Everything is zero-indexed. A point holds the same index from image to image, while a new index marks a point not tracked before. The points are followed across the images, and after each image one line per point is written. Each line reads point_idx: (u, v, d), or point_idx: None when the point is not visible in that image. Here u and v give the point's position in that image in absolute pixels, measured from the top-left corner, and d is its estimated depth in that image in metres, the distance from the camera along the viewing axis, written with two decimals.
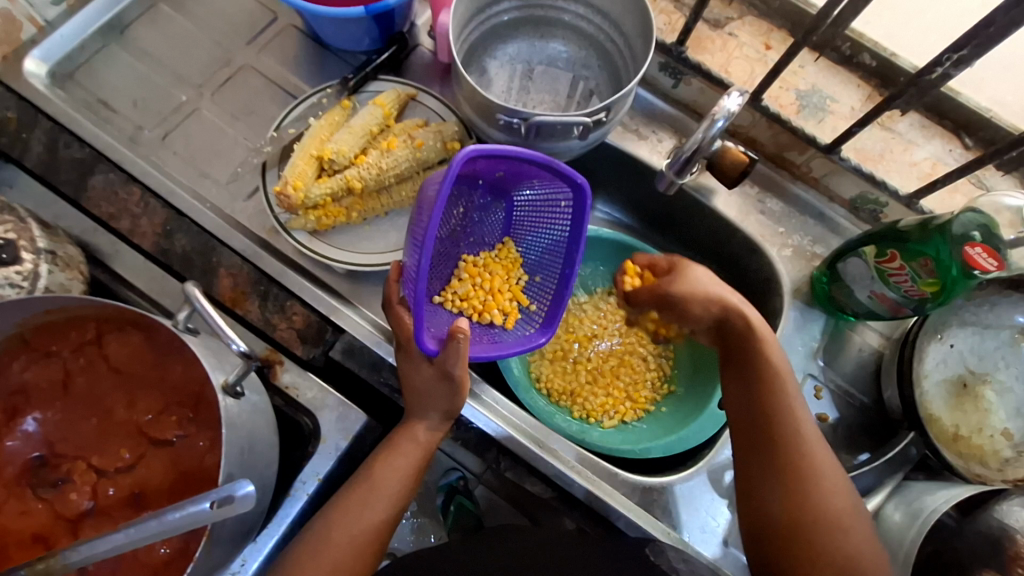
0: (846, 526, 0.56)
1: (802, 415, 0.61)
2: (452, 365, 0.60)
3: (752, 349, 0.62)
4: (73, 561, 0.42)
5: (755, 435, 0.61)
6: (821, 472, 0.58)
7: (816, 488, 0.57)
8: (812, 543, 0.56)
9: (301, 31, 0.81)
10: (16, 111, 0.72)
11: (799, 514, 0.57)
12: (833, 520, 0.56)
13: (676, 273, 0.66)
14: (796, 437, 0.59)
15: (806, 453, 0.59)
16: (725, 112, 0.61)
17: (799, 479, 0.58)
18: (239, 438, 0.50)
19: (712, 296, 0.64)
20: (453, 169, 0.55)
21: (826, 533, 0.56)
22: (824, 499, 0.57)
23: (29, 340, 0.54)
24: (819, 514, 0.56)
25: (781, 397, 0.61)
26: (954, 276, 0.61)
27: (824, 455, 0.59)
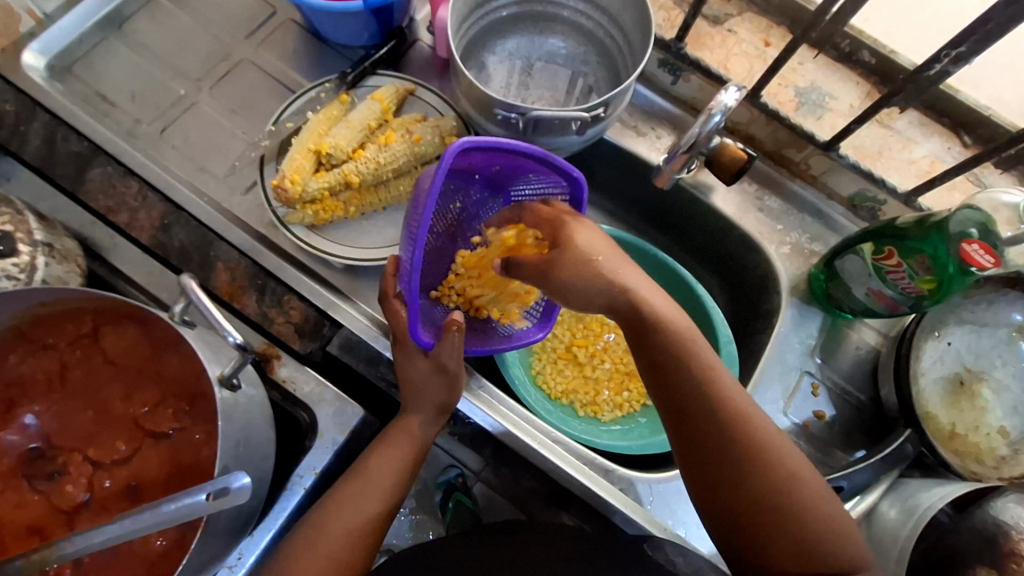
0: (812, 507, 0.53)
1: (740, 400, 0.56)
2: (448, 358, 0.61)
3: (666, 333, 0.57)
4: (67, 553, 0.42)
5: (687, 422, 0.56)
6: (772, 455, 0.54)
7: (771, 474, 0.53)
8: (774, 533, 0.52)
9: (299, 25, 0.81)
10: (14, 104, 0.72)
11: (756, 505, 0.53)
12: (796, 501, 0.53)
13: (562, 238, 0.59)
14: (739, 425, 0.54)
15: (752, 438, 0.54)
16: (721, 107, 0.62)
17: (750, 469, 0.54)
18: (235, 431, 0.50)
19: (603, 267, 0.57)
20: (445, 161, 0.55)
21: (790, 518, 0.52)
22: (783, 483, 0.53)
23: (26, 333, 0.54)
24: (778, 500, 0.53)
25: (713, 383, 0.56)
26: (951, 273, 0.61)
27: (772, 434, 0.55)
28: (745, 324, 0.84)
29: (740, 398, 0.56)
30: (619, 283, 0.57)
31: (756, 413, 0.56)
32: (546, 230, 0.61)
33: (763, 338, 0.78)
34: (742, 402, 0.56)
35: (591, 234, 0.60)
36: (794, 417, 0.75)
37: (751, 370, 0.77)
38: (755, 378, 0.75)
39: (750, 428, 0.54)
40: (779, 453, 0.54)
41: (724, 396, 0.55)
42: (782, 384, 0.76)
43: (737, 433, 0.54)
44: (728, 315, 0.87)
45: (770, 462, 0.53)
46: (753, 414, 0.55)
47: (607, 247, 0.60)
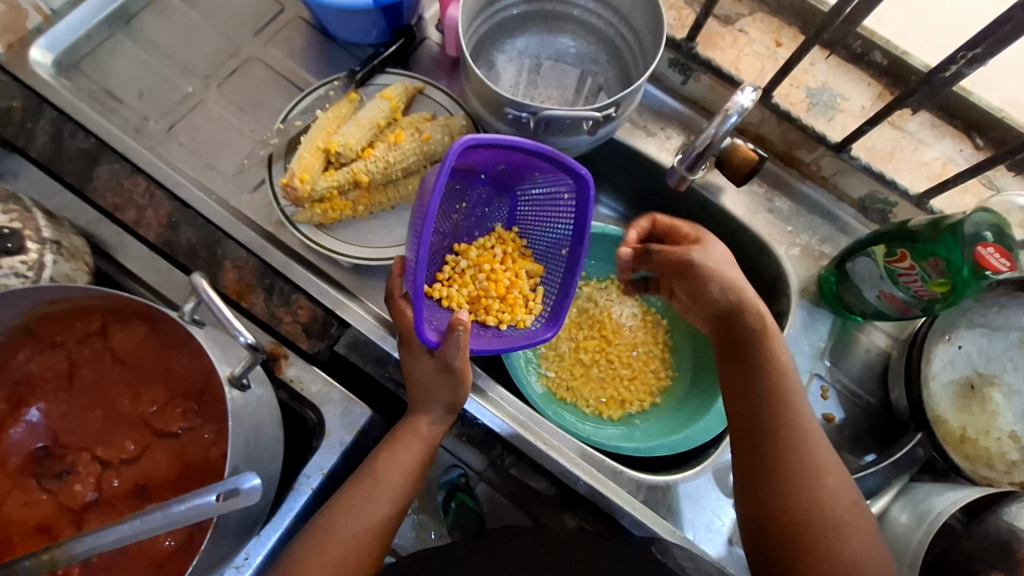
0: (851, 532, 0.55)
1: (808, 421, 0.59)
2: (453, 357, 0.59)
3: (756, 345, 0.61)
4: (78, 553, 0.42)
5: (756, 423, 0.60)
6: (822, 473, 0.57)
7: (817, 489, 0.56)
8: (815, 544, 0.55)
9: (308, 23, 0.80)
10: (21, 100, 0.71)
11: (796, 511, 0.56)
12: (836, 518, 0.56)
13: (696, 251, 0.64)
14: (799, 441, 0.58)
15: (808, 455, 0.57)
16: (737, 108, 0.61)
17: (801, 480, 0.57)
18: (245, 431, 0.50)
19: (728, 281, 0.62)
20: (447, 161, 0.55)
21: (828, 534, 0.55)
22: (828, 502, 0.56)
23: (34, 331, 0.54)
24: (820, 516, 0.55)
25: (788, 397, 0.59)
26: (965, 276, 0.60)
27: (826, 456, 0.58)
28: None
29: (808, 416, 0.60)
30: (733, 286, 0.61)
31: (817, 434, 0.59)
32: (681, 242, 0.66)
33: None
34: (808, 420, 0.59)
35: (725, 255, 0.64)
36: None
37: None
38: None
39: (809, 444, 0.58)
40: (827, 474, 0.57)
41: (795, 411, 0.59)
42: None
43: (794, 447, 0.58)
44: None
45: (819, 479, 0.57)
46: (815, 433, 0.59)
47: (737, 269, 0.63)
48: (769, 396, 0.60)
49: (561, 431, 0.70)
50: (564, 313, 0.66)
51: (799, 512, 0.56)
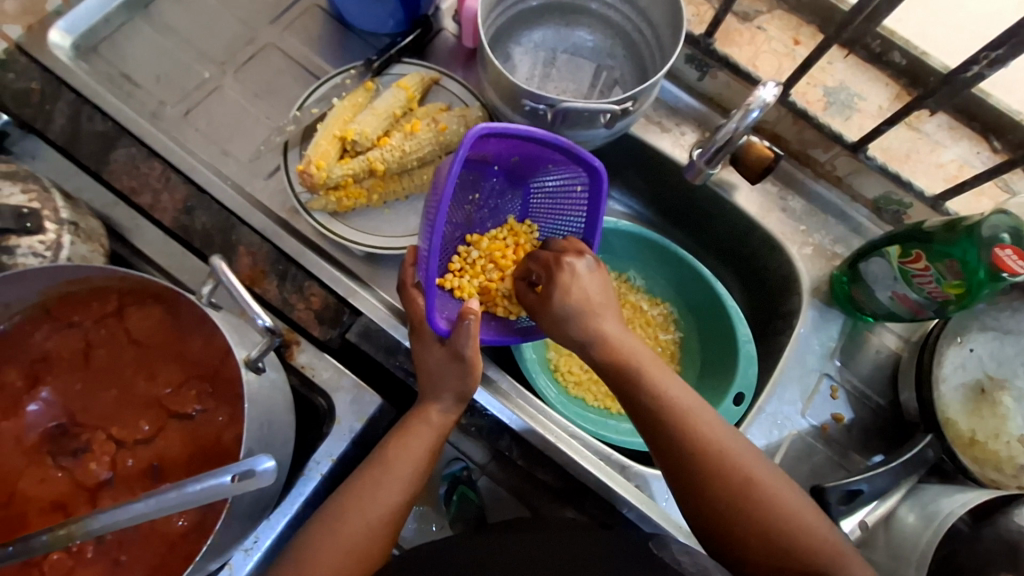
0: (775, 510, 0.54)
1: (693, 419, 0.58)
2: (464, 346, 0.60)
3: (622, 373, 0.60)
4: (93, 529, 0.43)
5: (654, 438, 0.59)
6: (724, 467, 0.56)
7: (727, 482, 0.56)
8: (741, 529, 0.55)
9: (324, 11, 0.80)
10: (40, 82, 0.72)
11: (714, 508, 0.56)
12: (751, 499, 0.55)
13: (557, 284, 0.61)
14: (693, 447, 0.57)
15: (707, 456, 0.57)
16: (759, 103, 0.61)
17: (710, 482, 0.56)
18: (261, 414, 0.50)
19: (585, 317, 0.61)
20: (464, 150, 0.55)
21: (752, 523, 0.55)
22: (741, 492, 0.55)
23: (52, 310, 0.55)
24: (738, 509, 0.55)
25: (669, 407, 0.58)
26: (980, 278, 0.60)
27: (725, 448, 0.57)
28: (764, 323, 0.84)
29: (699, 415, 0.58)
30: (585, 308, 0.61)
31: (713, 429, 0.58)
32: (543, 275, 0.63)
33: (783, 340, 0.78)
34: (699, 421, 0.58)
35: (584, 280, 0.62)
36: (811, 418, 0.74)
37: (769, 371, 0.77)
38: (773, 379, 0.75)
39: (706, 445, 0.57)
40: (731, 464, 0.56)
41: (679, 418, 0.58)
42: (801, 386, 0.75)
43: (690, 456, 0.57)
44: (747, 315, 0.87)
45: (726, 476, 0.56)
46: (708, 429, 0.58)
47: (600, 290, 0.63)
48: (649, 413, 0.59)
49: (571, 426, 0.71)
50: None
51: (719, 513, 0.56)
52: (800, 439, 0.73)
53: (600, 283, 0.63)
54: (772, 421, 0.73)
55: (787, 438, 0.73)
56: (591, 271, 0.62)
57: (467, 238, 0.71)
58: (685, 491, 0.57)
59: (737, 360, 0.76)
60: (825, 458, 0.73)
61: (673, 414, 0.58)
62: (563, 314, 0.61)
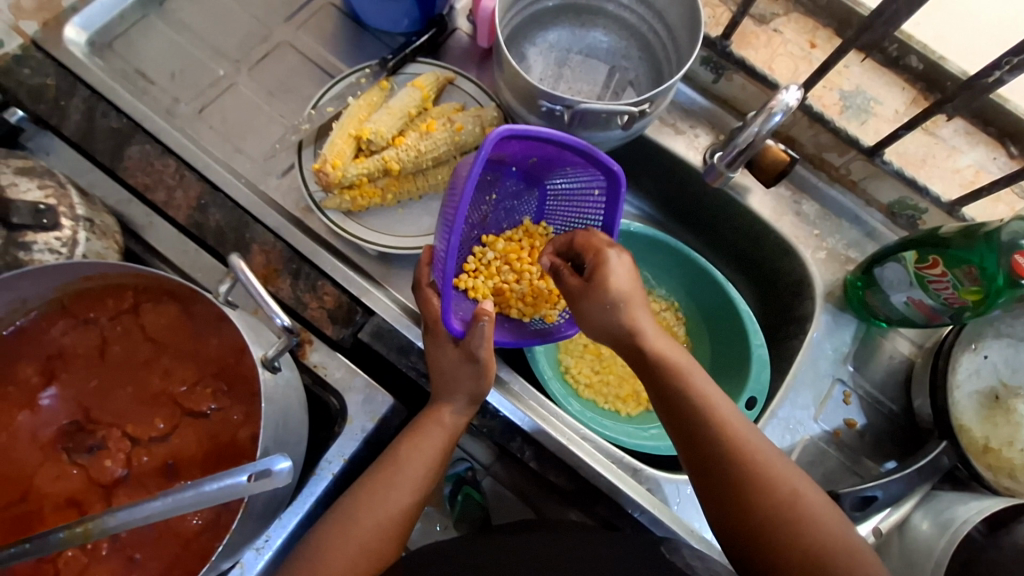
0: (815, 521, 0.53)
1: (731, 425, 0.57)
2: (478, 347, 0.60)
3: (661, 368, 0.59)
4: (110, 527, 0.43)
5: (690, 442, 0.58)
6: (763, 474, 0.55)
7: (766, 489, 0.55)
8: (780, 539, 0.53)
9: (339, 10, 0.80)
10: (54, 78, 0.72)
11: (752, 516, 0.54)
12: (790, 509, 0.54)
13: (602, 271, 0.59)
14: (732, 452, 0.56)
15: (748, 463, 0.56)
16: (781, 106, 0.60)
17: (747, 489, 0.55)
18: (276, 413, 0.50)
19: (628, 306, 0.60)
20: (484, 150, 0.55)
21: (791, 536, 0.53)
22: (781, 502, 0.54)
23: (68, 306, 0.56)
24: (780, 521, 0.53)
25: (709, 411, 0.57)
26: (999, 285, 0.60)
27: (764, 454, 0.56)
28: (776, 326, 0.83)
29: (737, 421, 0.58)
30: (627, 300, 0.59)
31: (752, 437, 0.57)
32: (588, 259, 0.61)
33: (795, 344, 0.78)
34: (739, 428, 0.57)
35: (625, 268, 0.60)
36: (824, 424, 0.74)
37: (782, 376, 0.77)
38: (786, 384, 0.75)
39: (745, 450, 0.56)
40: (774, 474, 0.55)
41: (718, 422, 0.57)
42: (814, 391, 0.75)
43: (729, 461, 0.56)
44: (759, 318, 0.87)
45: (765, 483, 0.55)
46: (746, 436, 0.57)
47: (638, 281, 0.61)
48: (687, 415, 0.58)
49: (582, 428, 0.71)
50: None
51: (755, 522, 0.54)
52: (813, 444, 0.73)
53: (637, 274, 0.62)
54: (784, 425, 0.73)
55: (800, 443, 0.73)
56: (630, 263, 0.61)
57: (482, 238, 0.71)
58: (725, 500, 0.56)
59: (749, 364, 0.75)
60: (838, 463, 0.73)
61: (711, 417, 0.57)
62: (610, 301, 0.59)
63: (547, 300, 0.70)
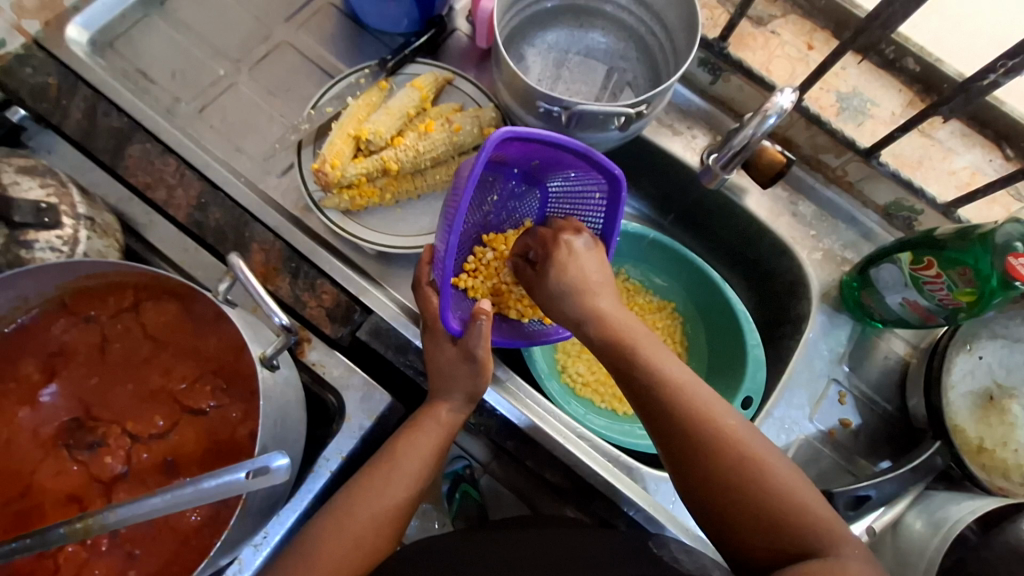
0: (773, 485, 0.51)
1: (689, 392, 0.55)
2: (476, 346, 0.61)
3: (620, 350, 0.58)
4: (110, 522, 0.43)
5: (647, 412, 0.57)
6: (720, 440, 0.53)
7: (722, 456, 0.53)
8: (738, 505, 0.52)
9: (339, 10, 0.81)
10: (56, 76, 0.72)
11: (710, 484, 0.53)
12: (748, 474, 0.52)
13: (556, 261, 0.63)
14: (690, 422, 0.54)
15: (703, 430, 0.54)
16: (777, 108, 0.61)
17: (703, 457, 0.53)
18: (274, 410, 0.51)
19: (581, 295, 0.61)
20: (485, 151, 0.55)
21: (749, 503, 0.51)
22: (738, 469, 0.52)
23: (69, 304, 0.56)
24: (740, 487, 0.52)
25: (664, 383, 0.56)
26: (993, 286, 0.60)
27: (722, 418, 0.54)
28: (772, 327, 0.84)
29: (702, 395, 0.55)
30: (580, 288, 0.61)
31: (709, 404, 0.55)
32: (540, 252, 0.65)
33: (792, 344, 0.78)
34: (695, 395, 0.55)
35: (580, 257, 0.63)
36: (819, 423, 0.74)
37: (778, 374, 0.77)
38: (781, 383, 0.75)
39: (711, 423, 0.54)
40: (731, 440, 0.53)
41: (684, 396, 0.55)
42: (809, 390, 0.75)
43: (686, 429, 0.54)
44: (755, 319, 0.87)
45: (722, 450, 0.53)
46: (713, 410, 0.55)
47: (598, 268, 0.63)
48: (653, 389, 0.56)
49: (578, 426, 0.71)
50: None
51: (723, 498, 0.52)
52: (808, 444, 0.73)
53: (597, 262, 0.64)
54: (780, 424, 0.73)
55: (795, 442, 0.73)
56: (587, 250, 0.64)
57: (487, 236, 0.72)
58: (684, 469, 0.54)
59: (745, 364, 0.76)
60: (833, 462, 0.73)
61: (665, 387, 0.56)
62: (559, 291, 0.62)
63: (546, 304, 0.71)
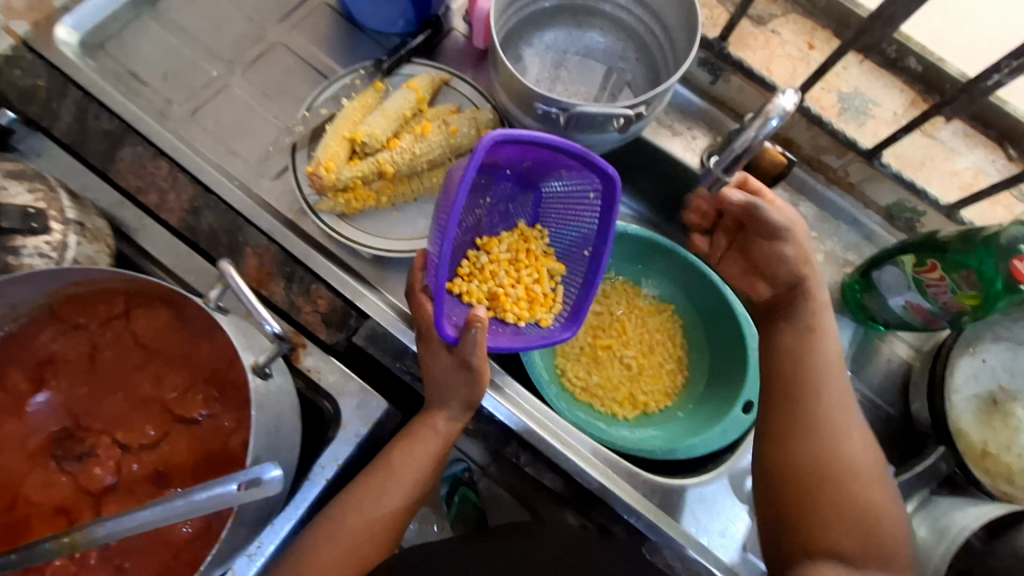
0: (875, 497, 0.56)
1: (843, 397, 0.60)
2: (471, 354, 0.59)
3: (804, 328, 0.62)
4: (99, 537, 0.42)
5: (792, 388, 0.60)
6: (850, 443, 0.58)
7: (848, 454, 0.57)
8: (837, 494, 0.55)
9: (334, 10, 0.80)
10: (46, 79, 0.71)
11: (824, 469, 0.56)
12: (857, 476, 0.56)
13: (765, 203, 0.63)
14: (835, 416, 0.58)
15: (839, 427, 0.58)
16: (778, 111, 0.60)
17: (835, 446, 0.57)
18: (268, 419, 0.50)
19: (800, 254, 0.63)
20: (477, 156, 0.54)
21: (849, 498, 0.55)
22: (852, 470, 0.57)
23: (57, 311, 0.55)
24: (846, 483, 0.56)
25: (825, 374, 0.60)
26: (998, 289, 0.59)
27: (857, 429, 0.59)
28: None
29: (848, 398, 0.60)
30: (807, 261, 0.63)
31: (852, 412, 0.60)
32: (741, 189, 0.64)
33: None
34: (843, 397, 0.60)
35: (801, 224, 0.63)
36: None
37: None
38: None
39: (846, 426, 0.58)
40: (857, 448, 0.58)
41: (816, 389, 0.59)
42: None
43: (828, 418, 0.58)
44: None
45: (849, 450, 0.57)
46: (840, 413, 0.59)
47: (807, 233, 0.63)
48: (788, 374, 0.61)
49: (578, 431, 0.70)
50: (584, 313, 0.66)
51: (829, 487, 0.56)
52: None
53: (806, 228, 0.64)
54: None
55: None
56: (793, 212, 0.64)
57: (478, 241, 0.71)
58: (810, 448, 0.57)
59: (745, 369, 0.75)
60: None
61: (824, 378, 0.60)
62: (782, 243, 0.62)
63: (543, 305, 0.70)
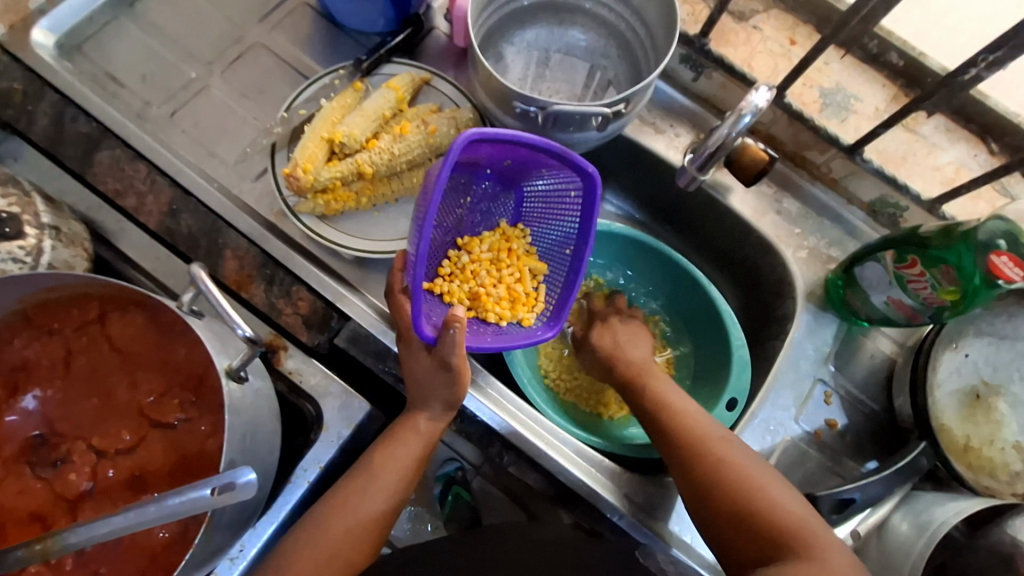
0: (769, 502, 0.57)
1: (691, 424, 0.63)
2: (450, 355, 0.59)
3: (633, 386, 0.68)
4: (71, 543, 0.42)
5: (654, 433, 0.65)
6: (719, 463, 0.60)
7: (721, 474, 0.59)
8: (734, 515, 0.58)
9: (314, 9, 0.79)
10: (22, 82, 0.70)
11: (711, 497, 0.59)
12: (740, 491, 0.58)
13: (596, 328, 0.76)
14: (692, 444, 0.61)
15: (701, 453, 0.61)
16: (751, 108, 0.60)
17: (703, 474, 0.60)
18: (242, 424, 0.50)
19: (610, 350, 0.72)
20: (452, 154, 0.54)
21: (745, 514, 0.58)
22: (734, 486, 0.59)
23: (31, 317, 0.54)
24: (735, 502, 0.58)
25: (665, 409, 0.65)
26: (976, 284, 0.60)
27: (724, 444, 0.61)
28: (758, 326, 0.83)
29: (700, 421, 0.63)
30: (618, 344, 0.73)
31: (709, 429, 0.62)
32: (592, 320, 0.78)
33: (777, 344, 0.77)
34: (693, 422, 0.63)
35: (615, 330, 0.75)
36: (804, 424, 0.73)
37: (764, 376, 0.76)
38: (767, 385, 0.74)
39: (706, 448, 0.61)
40: (727, 462, 0.60)
41: (685, 426, 0.63)
42: (795, 391, 0.74)
43: (688, 449, 0.61)
44: (741, 319, 0.86)
45: (720, 468, 0.60)
46: (723, 446, 0.61)
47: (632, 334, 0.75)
48: (662, 428, 0.64)
49: (560, 430, 0.69)
50: (565, 313, 0.66)
51: (725, 511, 0.58)
52: (793, 445, 0.72)
53: (630, 328, 0.76)
54: (764, 431, 0.72)
55: (780, 444, 0.72)
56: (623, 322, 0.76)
57: (459, 241, 0.71)
58: (687, 483, 0.61)
59: (730, 365, 0.75)
60: (818, 464, 0.72)
61: (665, 413, 0.64)
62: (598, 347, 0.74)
63: (525, 304, 0.69)
